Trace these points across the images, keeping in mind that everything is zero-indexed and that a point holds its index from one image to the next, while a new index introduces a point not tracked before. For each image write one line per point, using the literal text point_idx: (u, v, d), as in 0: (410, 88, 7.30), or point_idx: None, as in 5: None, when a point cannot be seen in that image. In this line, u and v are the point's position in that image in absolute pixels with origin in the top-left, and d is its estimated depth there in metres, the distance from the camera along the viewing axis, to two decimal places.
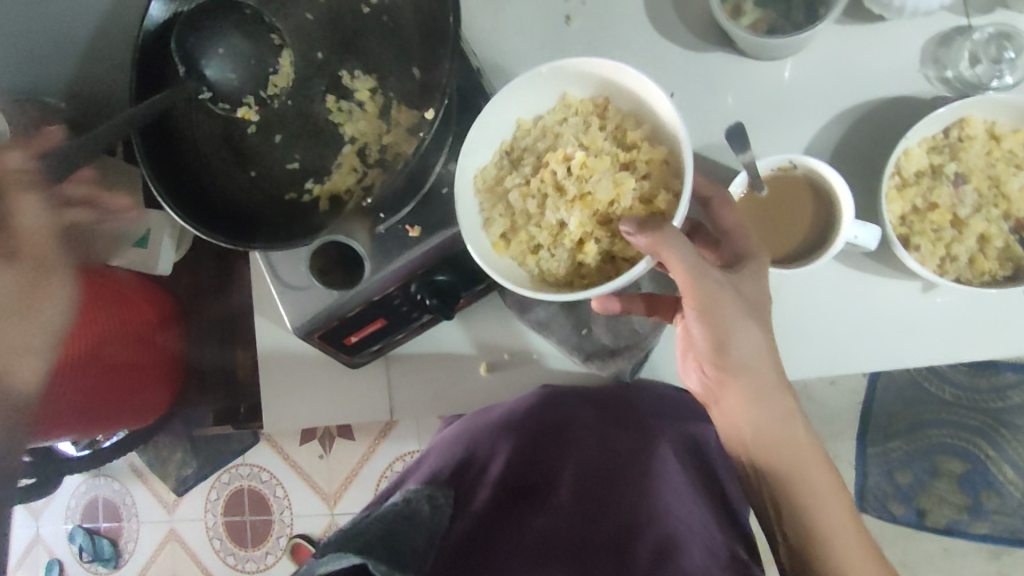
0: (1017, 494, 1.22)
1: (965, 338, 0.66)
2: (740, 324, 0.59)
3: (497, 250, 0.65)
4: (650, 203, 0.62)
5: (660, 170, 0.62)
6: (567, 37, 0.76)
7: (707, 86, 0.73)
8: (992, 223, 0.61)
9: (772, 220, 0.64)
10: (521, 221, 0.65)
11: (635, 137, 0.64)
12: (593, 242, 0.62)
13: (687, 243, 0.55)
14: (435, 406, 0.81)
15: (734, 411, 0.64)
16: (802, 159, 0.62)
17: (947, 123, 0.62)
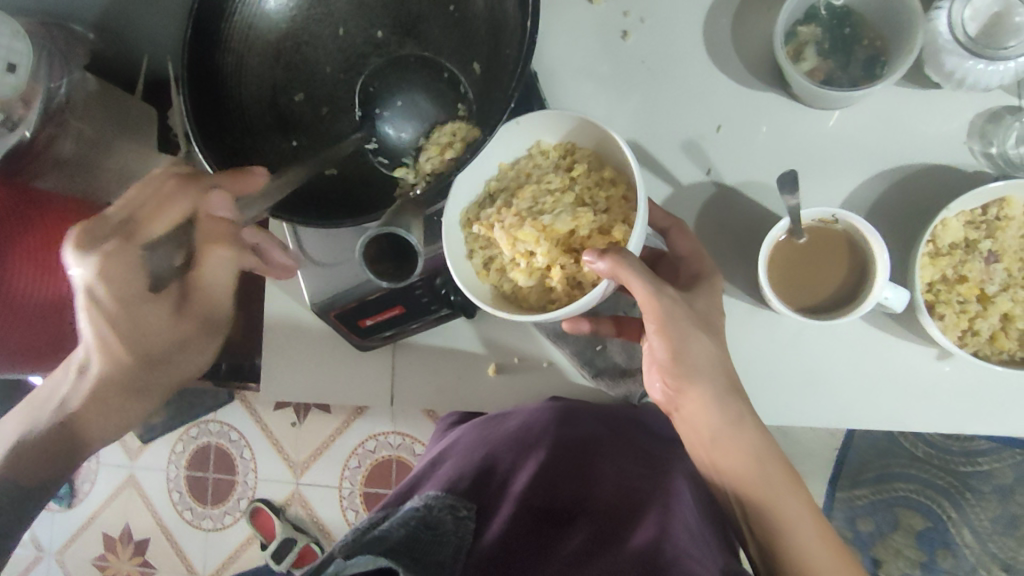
0: (971, 557, 1.25)
1: (968, 411, 0.67)
2: (694, 336, 0.63)
3: (479, 277, 0.67)
4: (608, 235, 0.64)
5: (621, 207, 0.65)
6: (624, 53, 0.76)
7: (754, 123, 0.73)
8: (1017, 304, 0.62)
9: (786, 276, 0.65)
10: (494, 251, 0.67)
11: (603, 175, 0.66)
12: (558, 268, 0.64)
13: (642, 265, 0.58)
14: (436, 399, 0.81)
15: (692, 416, 0.67)
16: (845, 215, 0.63)
17: (989, 200, 0.63)
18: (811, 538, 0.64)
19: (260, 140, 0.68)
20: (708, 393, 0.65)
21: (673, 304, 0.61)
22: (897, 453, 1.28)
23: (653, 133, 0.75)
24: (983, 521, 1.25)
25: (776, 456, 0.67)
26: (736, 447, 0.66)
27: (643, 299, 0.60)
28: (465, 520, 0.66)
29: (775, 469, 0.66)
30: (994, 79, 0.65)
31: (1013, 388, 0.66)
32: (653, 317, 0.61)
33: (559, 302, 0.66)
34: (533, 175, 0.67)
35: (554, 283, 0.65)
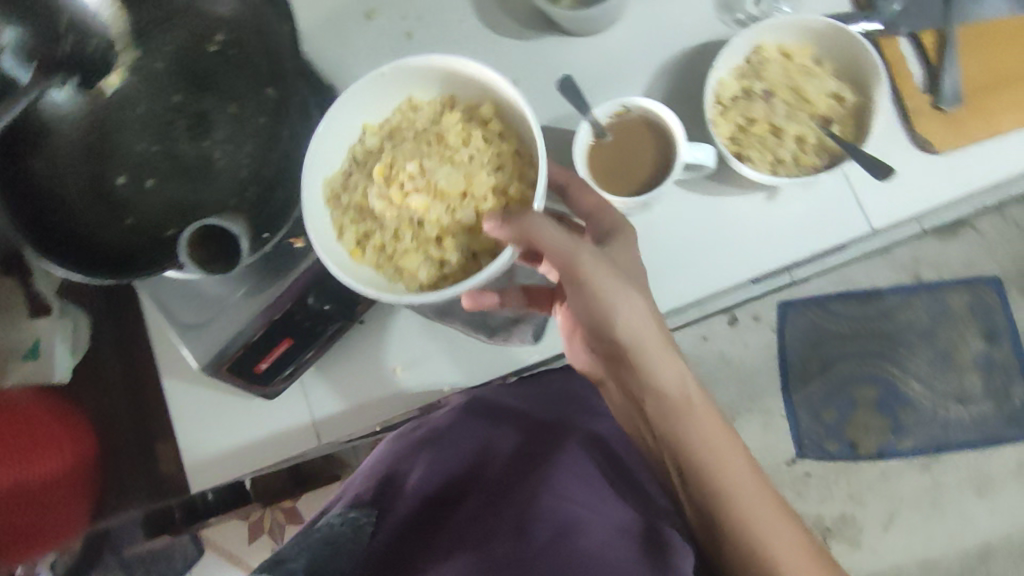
0: (926, 404, 1.51)
1: (818, 233, 0.72)
2: (620, 296, 0.65)
3: (354, 258, 0.69)
4: (505, 194, 0.69)
5: (512, 163, 0.70)
6: (411, 51, 0.83)
7: (543, 66, 0.80)
8: (804, 125, 0.70)
9: (614, 170, 0.70)
10: (372, 228, 0.70)
11: (491, 122, 0.71)
12: (451, 239, 0.69)
13: (551, 222, 0.62)
14: (358, 420, 0.80)
15: (632, 378, 0.70)
16: (632, 101, 0.70)
17: (745, 52, 0.71)
18: (737, 475, 0.68)
19: (92, 228, 0.68)
20: (650, 344, 0.67)
21: (594, 260, 0.64)
22: (829, 337, 1.53)
23: None
24: (923, 366, 1.52)
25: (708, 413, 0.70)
26: (671, 416, 0.69)
27: (560, 256, 0.63)
28: (354, 527, 0.75)
29: (721, 450, 0.69)
30: None
31: (841, 198, 0.72)
32: (575, 278, 0.65)
33: (452, 273, 0.69)
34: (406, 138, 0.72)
35: (445, 255, 0.69)
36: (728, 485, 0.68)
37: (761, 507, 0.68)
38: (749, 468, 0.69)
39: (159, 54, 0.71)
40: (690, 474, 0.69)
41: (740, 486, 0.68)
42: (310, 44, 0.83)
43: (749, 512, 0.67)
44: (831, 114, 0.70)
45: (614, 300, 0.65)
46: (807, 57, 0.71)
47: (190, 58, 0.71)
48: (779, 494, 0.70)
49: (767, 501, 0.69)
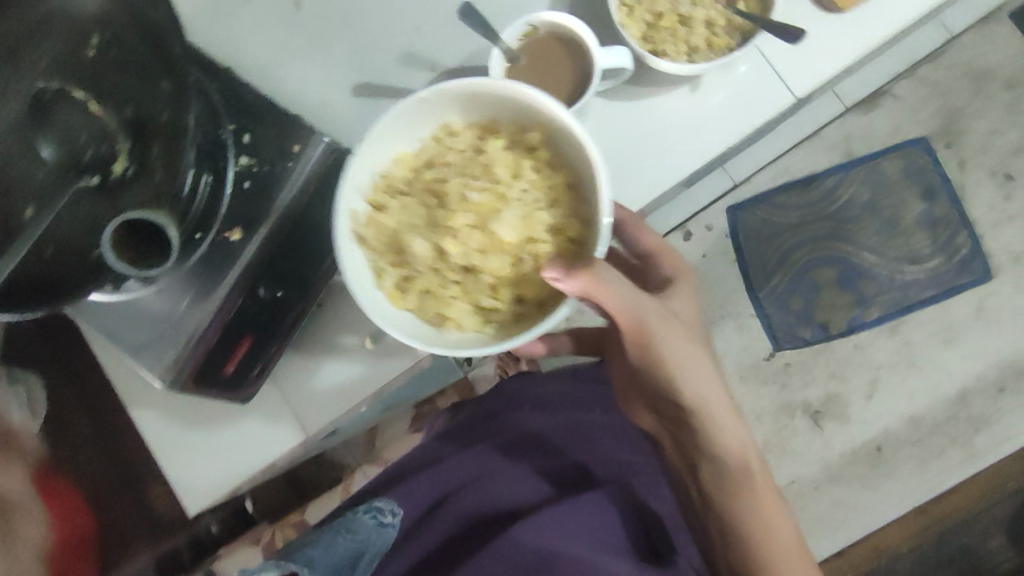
0: (883, 273, 1.57)
1: (745, 113, 0.73)
2: (652, 315, 0.70)
3: (394, 301, 0.67)
4: (559, 234, 0.67)
5: (563, 191, 0.67)
6: (303, 20, 0.81)
7: (439, 7, 0.78)
8: (709, 10, 0.70)
9: (539, 93, 0.68)
10: (412, 274, 0.68)
11: (533, 141, 0.67)
12: (500, 290, 0.67)
13: (611, 275, 0.64)
14: (339, 401, 0.78)
15: (694, 382, 0.75)
16: (537, 17, 0.68)
17: None
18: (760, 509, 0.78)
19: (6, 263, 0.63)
20: (721, 408, 0.77)
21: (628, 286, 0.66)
22: (779, 230, 1.57)
23: (372, 66, 0.79)
24: (870, 238, 1.58)
25: (749, 468, 0.79)
26: (717, 421, 0.77)
27: (611, 296, 0.65)
28: (389, 523, 0.94)
29: (740, 480, 0.78)
30: None
31: (760, 74, 0.73)
32: (608, 300, 0.65)
33: (499, 318, 0.67)
34: (446, 165, 0.69)
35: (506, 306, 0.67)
36: (746, 502, 0.78)
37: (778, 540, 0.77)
38: (768, 501, 0.79)
39: (37, 74, 0.66)
40: (720, 471, 0.78)
41: (755, 510, 0.78)
42: (201, 35, 0.81)
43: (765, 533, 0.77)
44: None
45: (658, 330, 0.71)
46: None
47: (71, 66, 0.67)
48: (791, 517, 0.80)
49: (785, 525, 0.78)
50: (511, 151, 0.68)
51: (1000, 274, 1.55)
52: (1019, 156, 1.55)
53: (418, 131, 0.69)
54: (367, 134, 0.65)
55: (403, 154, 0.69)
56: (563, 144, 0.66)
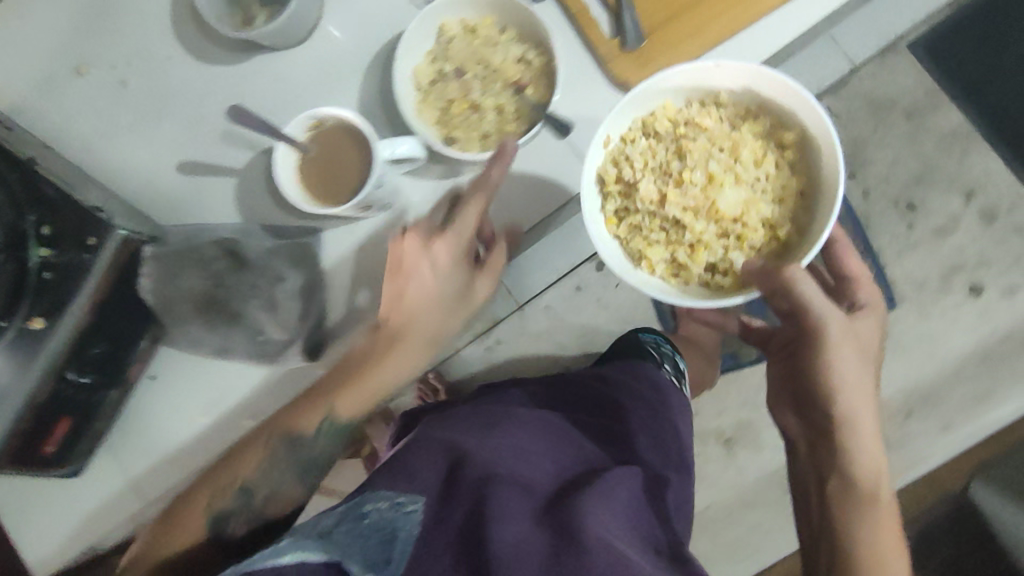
0: None
1: (543, 193, 0.77)
2: (823, 300, 0.68)
3: (608, 225, 0.72)
4: (773, 229, 0.70)
5: (790, 190, 0.70)
6: (131, 98, 0.82)
7: (259, 88, 0.81)
8: (500, 95, 0.71)
9: (320, 178, 0.70)
10: (638, 210, 0.71)
11: (789, 139, 0.69)
12: (707, 253, 0.70)
13: (807, 286, 0.66)
14: (173, 469, 0.80)
15: (852, 365, 0.69)
16: (321, 111, 0.68)
17: (431, 37, 0.72)
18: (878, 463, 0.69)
19: None
20: (860, 371, 0.69)
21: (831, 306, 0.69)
22: None
23: (196, 143, 0.81)
24: None
25: (877, 434, 0.70)
26: (867, 372, 0.71)
27: (786, 283, 0.65)
28: (415, 512, 0.62)
29: (872, 459, 0.69)
30: None
31: (557, 155, 0.76)
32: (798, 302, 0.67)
33: (686, 278, 0.71)
34: (708, 130, 0.71)
35: (689, 269, 0.70)
36: (862, 470, 0.69)
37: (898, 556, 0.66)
38: (877, 450, 0.70)
39: None
40: (845, 457, 0.70)
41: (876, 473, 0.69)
42: (34, 115, 0.83)
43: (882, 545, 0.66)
44: (524, 77, 0.71)
45: (830, 317, 0.68)
46: (488, 26, 0.72)
47: None
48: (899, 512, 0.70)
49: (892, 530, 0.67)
50: (767, 135, 0.71)
51: None
52: None
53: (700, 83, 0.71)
54: (657, 76, 0.68)
55: (647, 114, 0.72)
56: (811, 148, 0.69)
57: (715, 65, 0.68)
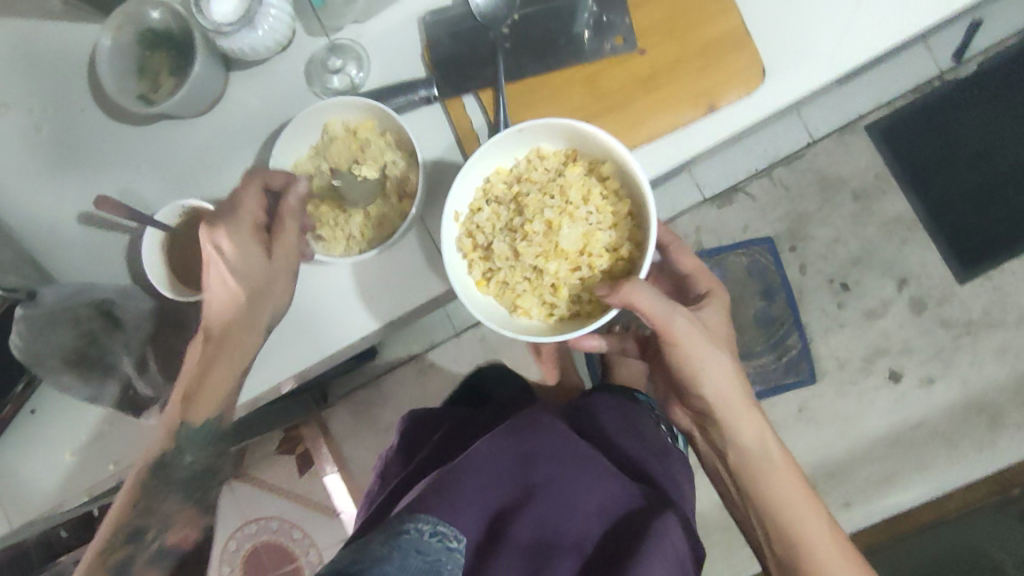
0: None
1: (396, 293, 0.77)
2: (706, 351, 0.75)
3: (478, 287, 0.74)
4: (615, 252, 0.73)
5: (624, 221, 0.73)
6: (40, 144, 0.85)
7: (159, 152, 0.84)
8: (368, 200, 0.75)
9: (185, 271, 0.77)
10: (499, 265, 0.74)
11: (605, 172, 0.72)
12: (565, 288, 0.73)
13: (652, 289, 0.69)
14: (39, 501, 0.84)
15: (715, 370, 0.76)
16: (185, 202, 0.74)
17: (315, 132, 0.76)
18: (790, 494, 0.78)
19: None
20: (738, 407, 0.78)
21: (678, 313, 0.72)
22: None
23: (95, 196, 0.84)
24: None
25: (783, 461, 0.80)
26: (731, 414, 0.78)
27: (657, 317, 0.71)
28: (456, 550, 0.66)
29: (772, 466, 0.79)
30: (266, 39, 0.76)
31: (416, 260, 0.76)
32: (660, 321, 0.71)
33: (560, 320, 0.74)
34: (537, 180, 0.74)
35: (557, 305, 0.74)
36: (771, 497, 0.78)
37: (834, 546, 0.76)
38: (795, 482, 0.79)
39: None
40: (761, 503, 0.79)
41: (789, 490, 0.78)
42: None
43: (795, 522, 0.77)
44: (394, 187, 0.75)
45: (672, 322, 0.72)
46: (367, 131, 0.75)
47: None
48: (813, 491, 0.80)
49: (803, 497, 0.78)
50: (590, 175, 0.74)
51: (824, 378, 1.51)
52: (857, 266, 1.51)
53: (523, 143, 0.74)
54: (482, 148, 0.71)
55: (482, 182, 0.75)
56: (632, 188, 0.71)
57: (526, 125, 0.70)
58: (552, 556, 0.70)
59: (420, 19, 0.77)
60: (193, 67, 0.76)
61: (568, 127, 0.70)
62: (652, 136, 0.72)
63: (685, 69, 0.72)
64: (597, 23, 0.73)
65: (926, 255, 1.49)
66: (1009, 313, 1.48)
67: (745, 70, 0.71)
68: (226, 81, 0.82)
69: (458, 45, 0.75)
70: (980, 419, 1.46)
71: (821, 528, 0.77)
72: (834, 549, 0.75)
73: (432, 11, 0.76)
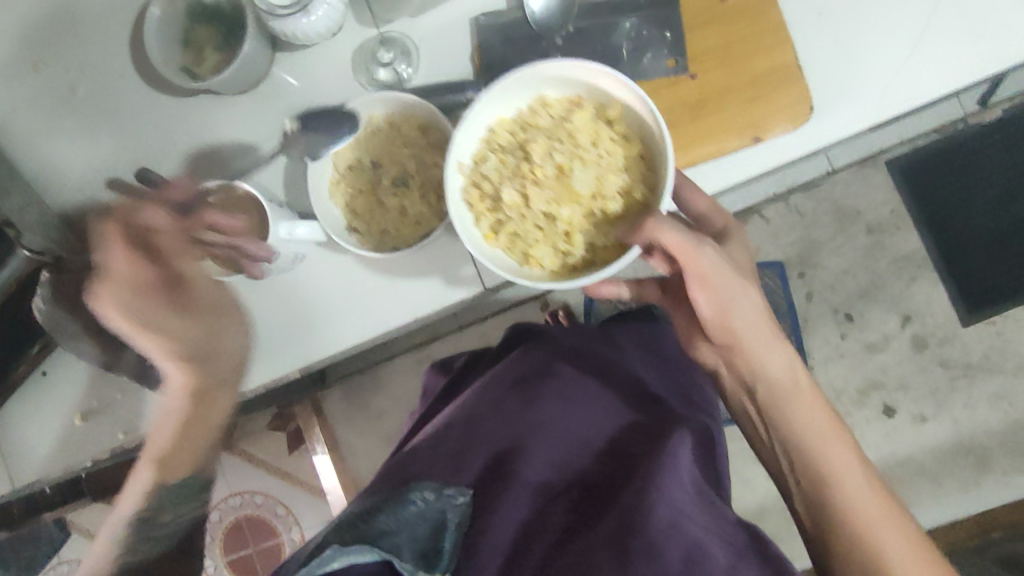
0: None
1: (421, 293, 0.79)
2: (738, 289, 0.66)
3: (488, 241, 0.68)
4: (629, 195, 0.67)
5: (635, 161, 0.68)
6: (78, 105, 0.84)
7: (197, 124, 0.83)
8: (403, 198, 0.76)
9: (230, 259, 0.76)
10: (507, 216, 0.69)
11: (612, 113, 0.68)
12: (580, 235, 0.68)
13: (676, 223, 0.62)
14: (47, 462, 0.85)
15: (748, 308, 0.67)
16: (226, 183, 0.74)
17: (358, 123, 0.76)
18: (859, 484, 0.64)
19: None
20: (762, 339, 0.68)
21: (715, 253, 0.64)
22: None
23: (129, 164, 0.84)
24: None
25: (812, 396, 0.68)
26: (762, 366, 0.69)
27: (682, 252, 0.63)
28: (460, 501, 0.66)
29: (831, 440, 0.66)
30: (315, 25, 0.75)
31: (447, 263, 0.78)
32: (697, 269, 0.64)
33: (578, 269, 0.68)
34: (540, 125, 0.70)
35: (571, 253, 0.68)
36: (836, 480, 0.64)
37: (911, 540, 0.62)
38: (872, 481, 0.65)
39: None
40: (810, 476, 0.65)
41: (857, 487, 0.64)
42: None
43: (870, 524, 0.62)
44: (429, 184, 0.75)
45: (704, 263, 0.64)
46: (412, 128, 0.76)
47: None
48: (887, 486, 0.66)
49: (872, 490, 0.64)
50: (596, 116, 0.69)
51: None
52: (863, 299, 1.53)
53: (527, 89, 0.70)
54: (480, 96, 0.67)
55: (486, 132, 0.71)
56: (641, 124, 0.67)
57: (523, 70, 0.66)
58: (553, 494, 0.69)
59: (473, 18, 0.77)
60: (243, 45, 0.75)
61: (572, 66, 0.66)
62: (693, 159, 0.73)
63: (733, 98, 0.72)
64: (635, 40, 0.74)
65: (934, 294, 1.51)
66: (1009, 360, 1.49)
67: (793, 106, 0.71)
68: (272, 60, 0.81)
69: (510, 50, 0.75)
70: (968, 460, 1.48)
71: (874, 499, 0.63)
72: (876, 500, 0.63)
73: (487, 12, 0.76)
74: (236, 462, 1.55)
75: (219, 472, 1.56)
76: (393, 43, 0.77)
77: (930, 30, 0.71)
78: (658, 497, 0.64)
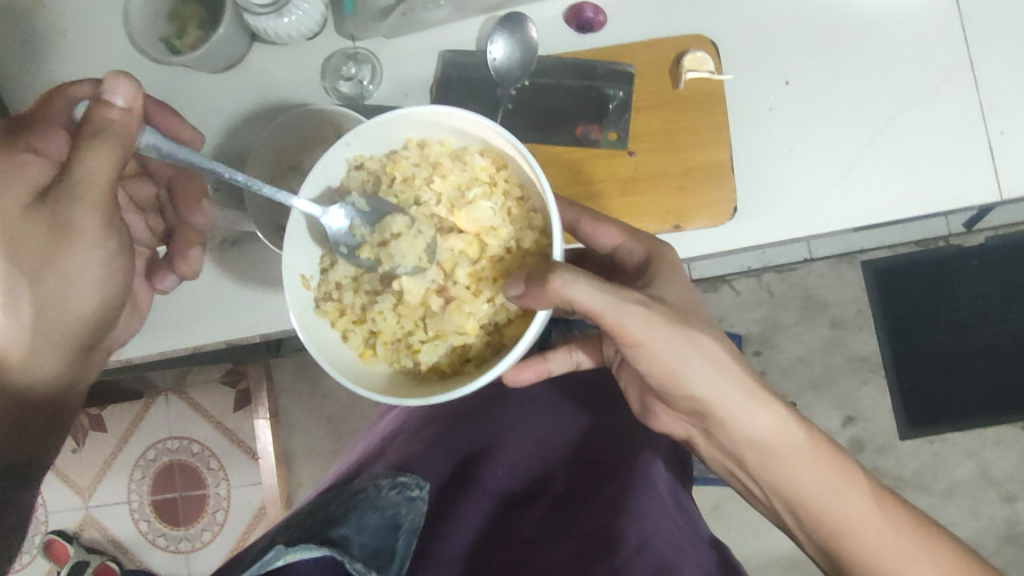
0: None
1: None
2: (680, 351, 0.58)
3: (366, 359, 0.64)
4: (518, 249, 0.64)
5: (516, 205, 0.65)
6: (62, 49, 0.87)
7: (168, 91, 0.85)
8: None
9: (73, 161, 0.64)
10: (375, 323, 0.64)
11: (472, 157, 0.65)
12: (471, 319, 0.63)
13: (589, 278, 0.53)
14: None
15: (703, 371, 0.59)
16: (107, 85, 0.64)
17: (308, 127, 0.77)
18: (876, 537, 0.60)
19: None
20: (738, 406, 0.60)
21: (637, 307, 0.55)
22: None
23: None
24: None
25: (813, 450, 0.62)
26: (734, 422, 0.62)
27: (610, 313, 0.55)
28: (418, 499, 0.68)
29: (834, 491, 0.61)
30: (289, 27, 0.78)
31: None
32: (633, 325, 0.56)
33: (478, 356, 0.64)
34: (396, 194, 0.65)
35: (469, 343, 0.63)
36: (845, 533, 0.61)
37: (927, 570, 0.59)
38: (893, 523, 0.61)
39: None
40: (812, 519, 0.63)
41: (867, 531, 0.60)
42: None
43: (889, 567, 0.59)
44: None
45: (627, 323, 0.55)
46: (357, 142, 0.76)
47: None
48: (907, 515, 0.61)
49: (890, 532, 0.60)
50: (456, 166, 0.65)
51: None
52: (813, 390, 1.49)
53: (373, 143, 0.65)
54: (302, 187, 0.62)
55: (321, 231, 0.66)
56: (512, 160, 0.64)
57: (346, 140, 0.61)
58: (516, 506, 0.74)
59: (440, 53, 0.80)
60: (218, 29, 0.77)
61: (409, 112, 0.62)
62: None
63: (664, 184, 0.75)
64: (590, 106, 0.76)
65: (881, 399, 1.48)
66: (940, 483, 1.46)
67: (718, 204, 0.73)
68: (249, 48, 0.83)
69: (468, 90, 0.78)
70: None
71: (906, 546, 0.60)
72: (894, 542, 0.60)
73: (454, 50, 0.79)
74: (185, 408, 1.52)
75: (167, 415, 1.52)
76: (359, 59, 0.80)
77: (864, 159, 0.73)
78: (628, 524, 0.67)
